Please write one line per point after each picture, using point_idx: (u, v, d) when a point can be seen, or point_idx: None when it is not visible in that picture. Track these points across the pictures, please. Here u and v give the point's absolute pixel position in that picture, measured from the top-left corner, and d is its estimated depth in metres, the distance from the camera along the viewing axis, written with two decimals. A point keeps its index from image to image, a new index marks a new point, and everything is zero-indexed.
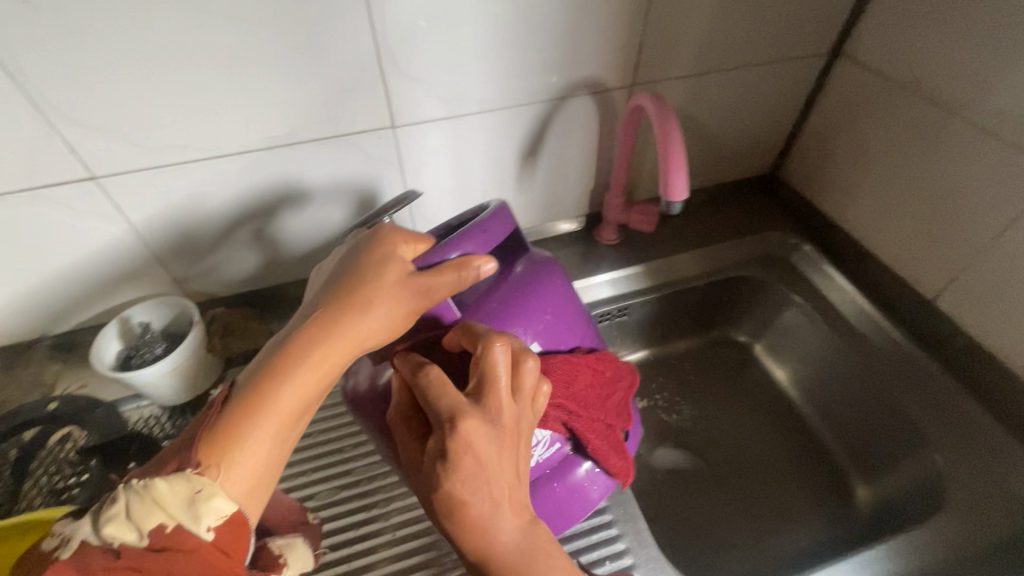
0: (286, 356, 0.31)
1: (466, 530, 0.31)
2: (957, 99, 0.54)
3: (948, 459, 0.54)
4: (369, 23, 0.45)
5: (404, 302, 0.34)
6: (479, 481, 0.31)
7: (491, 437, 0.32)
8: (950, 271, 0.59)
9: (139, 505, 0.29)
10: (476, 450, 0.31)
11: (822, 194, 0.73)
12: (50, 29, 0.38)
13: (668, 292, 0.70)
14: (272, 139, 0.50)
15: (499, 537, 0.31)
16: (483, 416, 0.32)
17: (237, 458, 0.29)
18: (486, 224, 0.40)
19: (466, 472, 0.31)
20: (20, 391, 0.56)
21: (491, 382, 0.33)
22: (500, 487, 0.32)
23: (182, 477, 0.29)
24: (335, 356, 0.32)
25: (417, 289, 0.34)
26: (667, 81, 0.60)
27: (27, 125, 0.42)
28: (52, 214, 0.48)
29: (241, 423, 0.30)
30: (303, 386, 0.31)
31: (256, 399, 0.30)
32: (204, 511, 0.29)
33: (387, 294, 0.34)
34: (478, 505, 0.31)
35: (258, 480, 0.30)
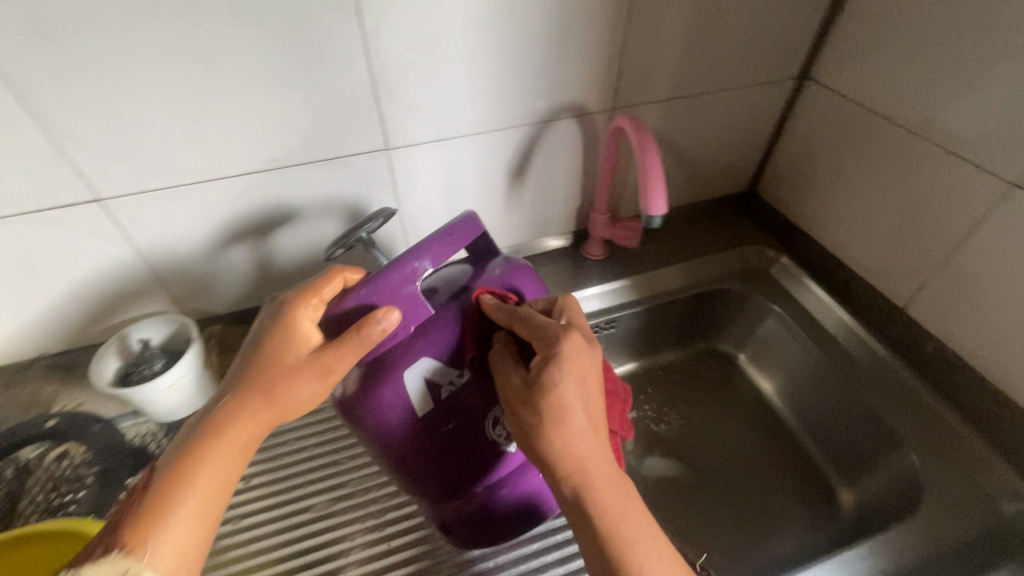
0: (206, 438, 0.35)
1: (575, 451, 0.37)
2: (914, 120, 0.58)
3: (922, 460, 0.56)
4: (364, 53, 0.48)
5: (310, 379, 0.37)
6: (584, 403, 0.38)
7: (589, 371, 0.40)
8: (917, 279, 0.62)
9: None
10: (581, 377, 0.39)
11: (796, 209, 0.76)
12: (64, 61, 0.41)
13: (653, 305, 0.73)
14: (270, 162, 0.52)
15: (588, 445, 0.38)
16: (584, 349, 0.40)
17: (165, 537, 0.31)
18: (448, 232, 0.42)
19: (575, 375, 0.39)
20: (16, 412, 0.57)
21: (578, 320, 0.44)
22: (597, 417, 0.39)
23: (110, 559, 0.30)
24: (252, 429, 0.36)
25: (320, 365, 0.37)
26: (646, 105, 0.63)
27: (37, 151, 0.44)
28: (56, 235, 0.50)
29: (167, 503, 0.32)
30: (225, 462, 0.35)
31: (182, 479, 0.33)
32: None
33: (293, 373, 0.37)
34: (586, 426, 0.38)
35: (187, 554, 0.32)
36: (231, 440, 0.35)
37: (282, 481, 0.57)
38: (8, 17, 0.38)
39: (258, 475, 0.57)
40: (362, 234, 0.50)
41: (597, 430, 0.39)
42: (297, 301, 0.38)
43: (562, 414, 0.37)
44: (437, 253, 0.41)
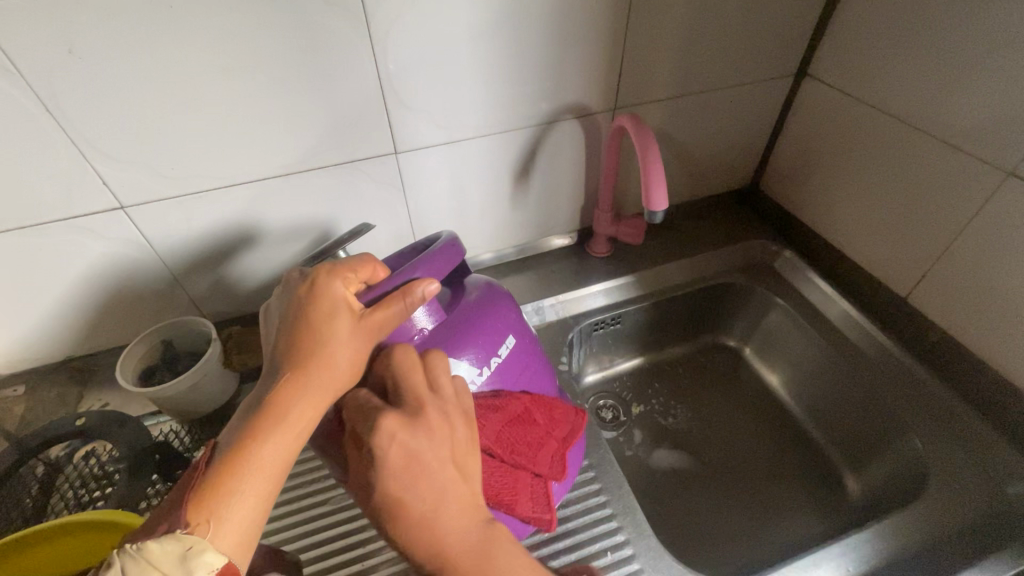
0: (261, 416, 0.35)
1: (425, 542, 0.35)
2: (911, 113, 0.59)
3: (927, 446, 0.57)
4: (373, 61, 0.50)
5: (356, 350, 0.37)
6: (422, 495, 0.35)
7: (416, 452, 0.35)
8: (919, 269, 0.63)
9: (134, 567, 0.28)
10: (415, 466, 0.35)
11: (798, 203, 0.77)
12: (91, 75, 0.43)
13: (657, 300, 0.74)
14: (285, 167, 0.54)
15: (447, 530, 0.35)
16: (419, 426, 0.35)
17: (226, 513, 0.32)
18: (442, 251, 0.44)
19: (398, 465, 0.34)
20: (46, 411, 0.59)
21: (410, 379, 0.37)
22: (442, 500, 0.35)
23: (174, 536, 0.30)
24: (308, 409, 0.36)
25: (368, 329, 0.38)
26: (646, 104, 0.65)
27: (66, 161, 0.47)
28: (83, 241, 0.52)
29: (229, 478, 0.32)
30: (281, 440, 0.34)
31: (239, 458, 0.33)
32: (198, 564, 0.29)
33: (342, 343, 0.37)
34: (428, 519, 0.35)
35: (244, 532, 0.32)
36: (285, 419, 0.35)
37: (299, 475, 0.59)
38: (40, 35, 0.40)
39: None
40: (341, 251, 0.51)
41: (442, 509, 0.35)
42: (331, 274, 0.39)
43: (399, 515, 0.35)
44: (432, 268, 0.43)
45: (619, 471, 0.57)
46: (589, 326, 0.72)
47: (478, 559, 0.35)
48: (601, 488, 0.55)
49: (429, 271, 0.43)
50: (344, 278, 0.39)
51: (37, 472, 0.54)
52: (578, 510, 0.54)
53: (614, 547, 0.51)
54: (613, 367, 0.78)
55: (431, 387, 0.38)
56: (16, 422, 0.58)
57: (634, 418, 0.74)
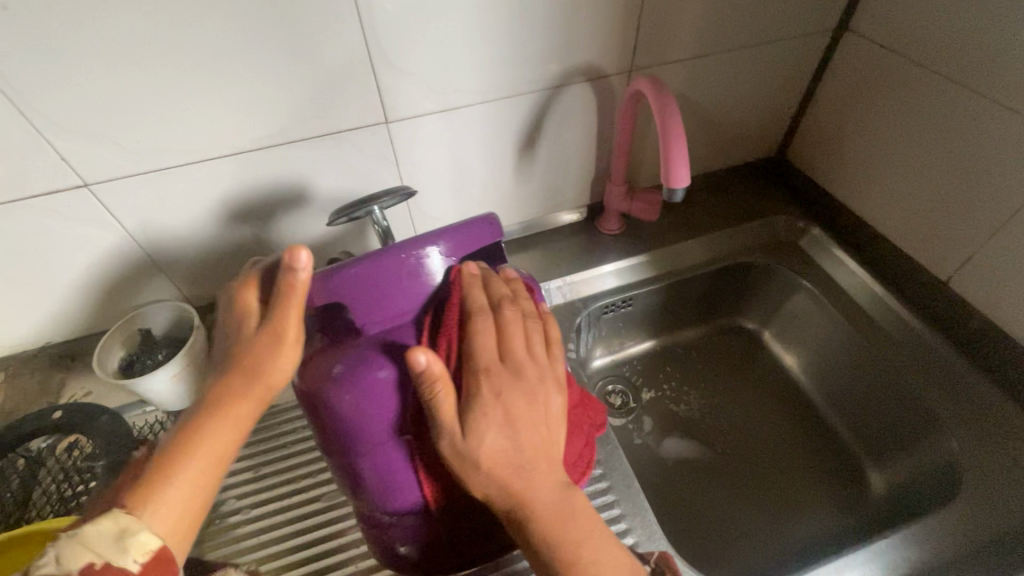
0: (204, 405, 0.34)
1: (512, 483, 0.35)
2: (967, 73, 0.52)
3: (962, 444, 0.53)
4: (357, 18, 0.44)
5: (267, 350, 0.35)
6: (513, 441, 0.35)
7: (518, 400, 0.36)
8: (962, 252, 0.57)
9: (65, 545, 0.26)
10: (509, 410, 0.35)
11: (829, 175, 0.71)
12: (31, 35, 0.37)
13: (671, 281, 0.69)
14: (264, 139, 0.49)
15: (541, 489, 0.36)
16: (516, 380, 0.37)
17: (166, 495, 0.30)
18: (471, 226, 0.41)
19: (484, 412, 0.35)
20: (26, 400, 0.56)
21: (502, 330, 0.38)
22: (539, 448, 0.36)
23: (110, 516, 0.28)
24: (246, 401, 0.35)
25: (270, 330, 0.35)
26: (666, 65, 0.58)
27: (16, 134, 0.42)
28: (47, 223, 0.48)
29: (172, 460, 0.31)
30: (219, 433, 0.33)
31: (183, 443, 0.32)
32: (133, 543, 0.28)
33: (251, 346, 0.35)
34: (520, 463, 0.35)
35: (187, 517, 0.30)
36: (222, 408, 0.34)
37: (292, 469, 0.54)
38: None
39: (267, 463, 0.54)
40: (376, 206, 0.42)
41: (537, 458, 0.36)
42: (235, 278, 0.37)
43: (488, 462, 0.34)
44: (452, 241, 0.40)
45: (628, 467, 0.54)
46: (599, 309, 0.67)
47: (562, 516, 0.36)
48: (608, 486, 0.52)
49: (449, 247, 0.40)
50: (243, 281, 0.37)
51: (16, 464, 0.51)
52: None
53: None
54: (623, 351, 0.74)
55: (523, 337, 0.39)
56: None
57: (645, 404, 0.70)
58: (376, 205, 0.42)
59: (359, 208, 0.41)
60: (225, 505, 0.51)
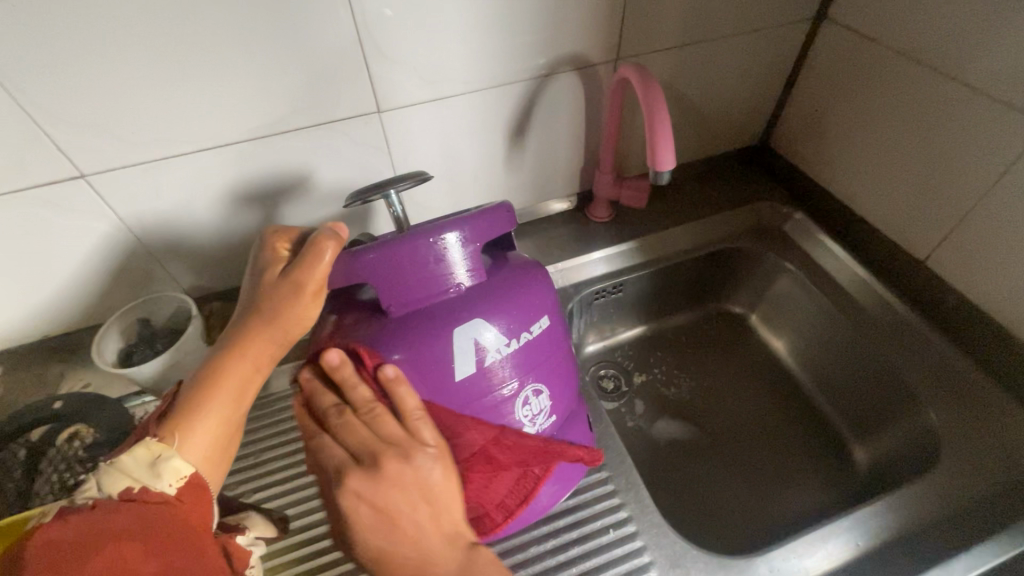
0: (223, 356, 0.38)
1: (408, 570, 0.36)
2: (939, 58, 0.54)
3: (940, 416, 0.55)
4: (349, 8, 0.45)
5: (290, 298, 0.39)
6: (389, 534, 0.36)
7: (376, 499, 0.36)
8: (939, 232, 0.59)
9: (109, 475, 0.33)
10: (377, 502, 0.36)
11: (811, 161, 0.73)
12: (27, 25, 0.38)
13: (660, 266, 0.71)
14: (259, 129, 0.50)
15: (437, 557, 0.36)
16: (379, 483, 0.36)
17: (194, 429, 0.36)
18: (495, 209, 0.42)
19: (360, 517, 0.36)
20: (27, 393, 0.57)
21: (351, 423, 0.38)
22: (421, 531, 0.36)
23: (144, 447, 0.34)
24: (263, 349, 0.39)
25: (294, 283, 0.39)
26: (651, 54, 0.59)
27: (14, 126, 0.42)
28: (45, 215, 0.48)
29: (198, 402, 0.36)
30: (239, 374, 0.38)
31: (204, 390, 0.37)
32: (164, 470, 0.34)
33: (274, 291, 0.39)
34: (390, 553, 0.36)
35: (211, 447, 0.36)
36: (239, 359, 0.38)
37: (294, 454, 0.55)
38: None
39: (267, 449, 0.55)
40: (392, 191, 0.42)
41: (422, 539, 0.36)
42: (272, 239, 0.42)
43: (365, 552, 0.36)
44: (473, 228, 0.40)
45: (621, 445, 0.55)
46: (590, 295, 0.69)
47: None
48: (602, 463, 0.54)
49: (479, 228, 0.40)
50: (283, 241, 0.42)
51: (18, 456, 0.50)
52: (580, 487, 0.52)
53: (617, 525, 0.49)
54: (615, 337, 0.75)
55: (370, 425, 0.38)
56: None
57: (637, 388, 0.72)
58: (392, 191, 0.42)
59: (375, 192, 0.42)
60: (227, 489, 0.52)
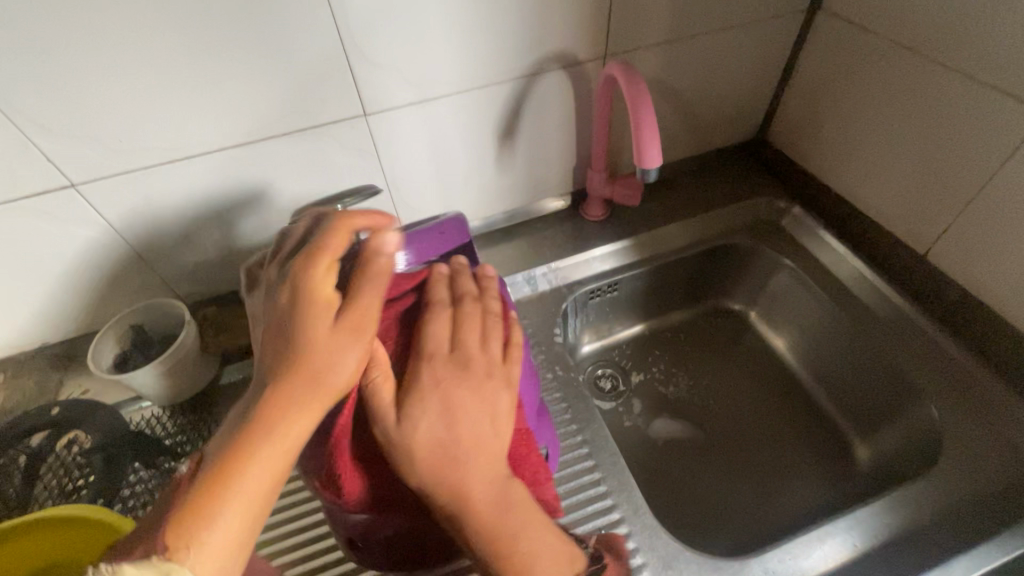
0: (249, 428, 0.30)
1: (444, 472, 0.35)
2: (935, 47, 0.53)
3: (942, 412, 0.54)
4: (330, 12, 0.45)
5: (343, 346, 0.33)
6: (451, 429, 0.36)
7: (458, 393, 0.37)
8: (938, 224, 0.58)
9: None
10: (449, 398, 0.36)
11: (808, 155, 0.71)
12: (10, 37, 0.39)
13: (655, 264, 0.70)
14: (246, 135, 0.50)
15: (473, 480, 0.36)
16: (464, 370, 0.38)
17: (210, 534, 0.27)
18: (444, 225, 0.49)
19: (432, 407, 0.36)
20: (27, 400, 0.58)
21: (458, 326, 0.40)
22: (476, 438, 0.36)
23: (149, 560, 0.25)
24: (296, 421, 0.32)
25: (354, 321, 0.34)
26: (640, 50, 0.59)
27: (3, 138, 0.43)
28: (38, 225, 0.49)
29: (216, 497, 0.28)
30: (269, 459, 0.30)
31: (230, 469, 0.29)
32: None
33: (325, 338, 0.33)
34: (450, 452, 0.35)
35: (231, 556, 0.28)
36: (274, 424, 0.31)
37: None
38: None
39: None
40: (337, 206, 0.49)
41: (472, 450, 0.36)
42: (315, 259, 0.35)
43: (419, 450, 0.35)
44: (429, 240, 0.48)
45: (614, 446, 0.55)
46: (585, 294, 0.69)
47: (497, 509, 0.36)
48: (595, 464, 0.53)
49: (425, 243, 0.47)
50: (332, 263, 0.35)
51: (17, 460, 0.52)
52: (572, 488, 0.52)
53: (609, 526, 0.49)
54: (612, 336, 0.75)
55: (477, 336, 0.41)
56: None
57: (634, 387, 0.71)
58: (338, 206, 0.49)
59: (324, 206, 0.48)
60: None
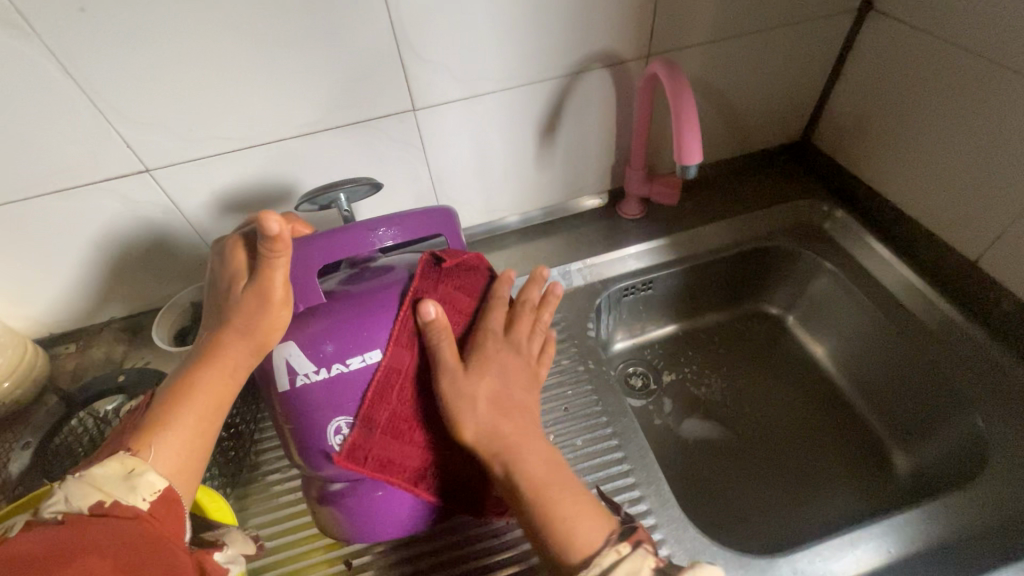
0: (195, 365, 0.39)
1: (501, 431, 0.40)
2: (990, 47, 0.51)
3: (990, 423, 0.52)
4: (387, 12, 0.47)
5: (259, 303, 0.37)
6: (506, 398, 0.42)
7: (512, 366, 0.43)
8: (991, 231, 0.56)
9: (78, 488, 0.32)
10: (504, 371, 0.42)
11: (854, 159, 0.70)
12: (105, 33, 0.43)
13: (691, 264, 0.70)
14: (303, 127, 0.53)
15: (521, 441, 0.40)
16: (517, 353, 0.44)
17: (163, 440, 0.36)
18: (425, 213, 0.43)
19: (494, 374, 0.42)
20: (94, 368, 0.62)
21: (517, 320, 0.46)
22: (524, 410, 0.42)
23: (115, 460, 0.34)
24: (230, 359, 0.39)
25: (259, 285, 0.37)
26: (684, 50, 0.59)
27: (92, 126, 0.47)
28: (113, 205, 0.53)
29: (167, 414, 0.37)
30: (206, 387, 0.38)
31: (178, 394, 0.38)
32: (139, 483, 0.34)
33: (242, 298, 0.38)
34: (506, 415, 0.41)
35: (184, 458, 0.37)
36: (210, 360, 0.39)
37: None
38: None
39: None
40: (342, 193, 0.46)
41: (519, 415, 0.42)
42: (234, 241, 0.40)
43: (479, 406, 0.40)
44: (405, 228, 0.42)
45: (644, 440, 0.55)
46: (619, 291, 0.69)
47: (543, 471, 0.39)
48: (624, 456, 0.54)
49: (404, 229, 0.42)
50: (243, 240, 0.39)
51: (88, 424, 0.56)
52: (600, 479, 0.53)
53: (637, 517, 0.50)
54: (645, 335, 0.75)
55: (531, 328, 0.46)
56: (70, 378, 0.62)
57: (666, 386, 0.71)
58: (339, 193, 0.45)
59: (325, 193, 0.45)
60: (266, 464, 0.56)
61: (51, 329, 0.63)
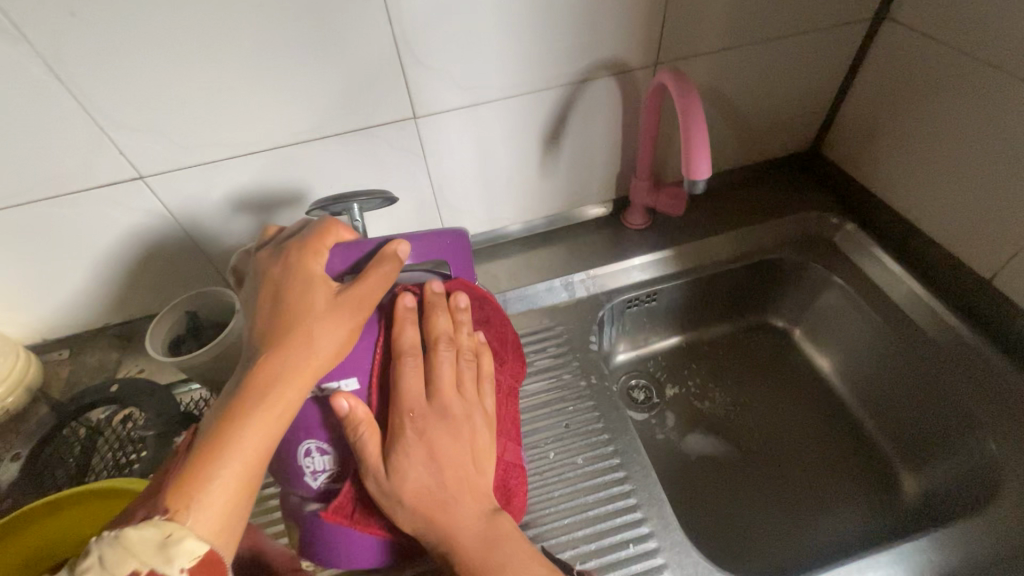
0: (243, 400, 0.33)
1: (433, 516, 0.39)
2: (1010, 60, 0.50)
3: (1002, 448, 0.51)
4: (387, 18, 0.46)
5: (338, 319, 0.37)
6: (438, 477, 0.40)
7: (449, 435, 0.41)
8: (1006, 249, 0.55)
9: (112, 552, 0.27)
10: (430, 444, 0.40)
11: (865, 170, 0.69)
12: (96, 39, 0.41)
13: (697, 275, 0.68)
14: (301, 135, 0.52)
15: (459, 518, 0.39)
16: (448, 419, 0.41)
17: (207, 497, 0.30)
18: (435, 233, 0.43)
19: (424, 453, 0.39)
20: (88, 375, 0.61)
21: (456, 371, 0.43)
22: (460, 483, 0.40)
23: (153, 524, 0.28)
24: (286, 394, 0.34)
25: (354, 298, 0.37)
26: (693, 58, 0.58)
27: (84, 133, 0.46)
28: (106, 212, 0.52)
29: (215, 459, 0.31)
30: (260, 425, 0.33)
31: (224, 435, 0.31)
32: (177, 551, 0.28)
33: (323, 313, 0.36)
34: (437, 494, 0.39)
35: (231, 519, 0.31)
36: (266, 394, 0.33)
37: None
38: None
39: None
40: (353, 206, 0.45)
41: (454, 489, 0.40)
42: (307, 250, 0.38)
43: (408, 494, 0.38)
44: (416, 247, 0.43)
45: (646, 458, 0.54)
46: (622, 303, 0.68)
47: (484, 548, 0.39)
48: (626, 475, 0.53)
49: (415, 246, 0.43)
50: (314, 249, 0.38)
51: (79, 434, 0.55)
52: (600, 499, 0.51)
53: (638, 540, 0.48)
54: (648, 347, 0.73)
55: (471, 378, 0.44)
56: (63, 386, 0.60)
57: (669, 400, 0.70)
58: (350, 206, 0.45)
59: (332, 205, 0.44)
60: None
61: (43, 336, 0.61)
